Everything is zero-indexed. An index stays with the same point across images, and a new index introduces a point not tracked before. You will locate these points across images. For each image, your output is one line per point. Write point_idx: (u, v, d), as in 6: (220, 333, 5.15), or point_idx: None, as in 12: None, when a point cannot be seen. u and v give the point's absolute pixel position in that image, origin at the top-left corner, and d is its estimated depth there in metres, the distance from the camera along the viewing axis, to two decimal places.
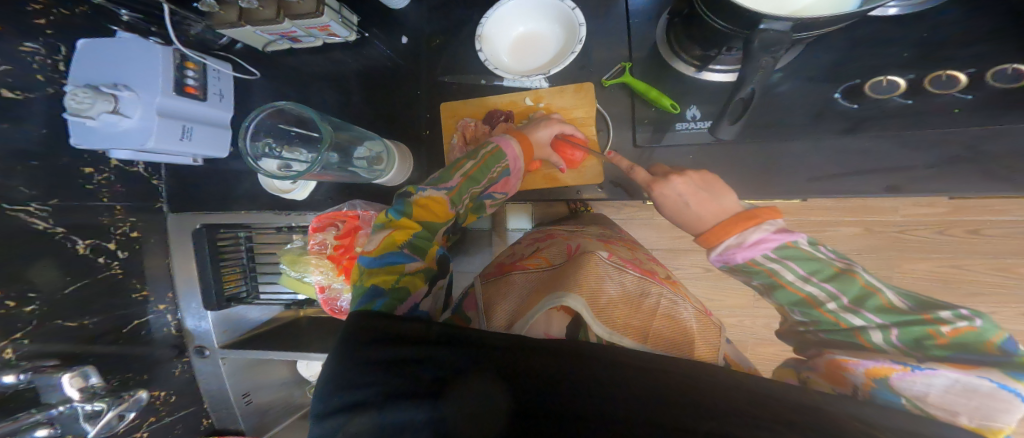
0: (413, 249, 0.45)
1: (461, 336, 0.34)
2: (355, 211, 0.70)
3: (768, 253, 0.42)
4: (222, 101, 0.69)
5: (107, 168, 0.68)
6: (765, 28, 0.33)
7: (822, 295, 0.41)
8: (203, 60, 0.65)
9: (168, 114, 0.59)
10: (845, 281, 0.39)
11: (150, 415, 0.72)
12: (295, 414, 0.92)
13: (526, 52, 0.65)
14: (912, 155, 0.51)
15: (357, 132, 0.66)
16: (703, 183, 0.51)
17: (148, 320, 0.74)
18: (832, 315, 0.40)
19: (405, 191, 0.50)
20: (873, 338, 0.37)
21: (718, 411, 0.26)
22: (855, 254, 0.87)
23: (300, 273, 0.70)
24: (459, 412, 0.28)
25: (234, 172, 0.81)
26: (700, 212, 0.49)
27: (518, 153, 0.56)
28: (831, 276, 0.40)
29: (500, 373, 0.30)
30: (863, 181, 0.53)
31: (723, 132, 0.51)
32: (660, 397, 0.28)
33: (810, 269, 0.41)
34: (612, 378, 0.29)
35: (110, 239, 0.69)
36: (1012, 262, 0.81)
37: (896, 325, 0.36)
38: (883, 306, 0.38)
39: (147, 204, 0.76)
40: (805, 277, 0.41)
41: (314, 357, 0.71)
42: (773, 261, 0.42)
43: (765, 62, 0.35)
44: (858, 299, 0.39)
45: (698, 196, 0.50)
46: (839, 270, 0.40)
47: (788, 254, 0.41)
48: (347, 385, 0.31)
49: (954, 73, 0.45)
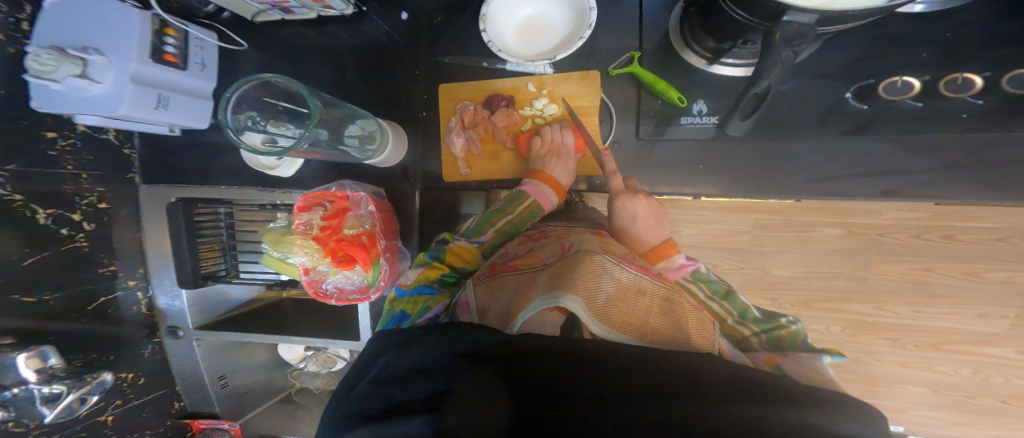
0: (442, 284, 0.55)
1: (454, 341, 0.37)
2: (345, 191, 0.66)
3: (688, 274, 0.56)
4: (205, 70, 0.66)
5: (72, 134, 0.64)
6: (787, 20, 0.32)
7: (723, 311, 0.54)
8: (185, 27, 0.61)
9: (142, 81, 0.55)
10: (732, 299, 0.54)
11: (117, 398, 0.69)
12: (272, 399, 0.91)
13: (533, 35, 0.62)
14: (912, 160, 0.54)
15: (350, 109, 0.63)
16: (655, 213, 0.60)
17: (117, 297, 0.71)
18: (730, 328, 0.52)
19: (443, 238, 0.62)
20: (752, 343, 0.50)
21: (686, 403, 0.28)
22: (834, 255, 0.90)
23: (284, 253, 0.66)
24: (455, 412, 0.31)
25: (216, 144, 0.77)
26: (643, 233, 0.59)
27: (552, 201, 0.63)
28: (724, 295, 0.55)
29: (485, 372, 0.33)
30: (860, 182, 0.57)
31: (733, 129, 0.52)
32: (630, 394, 0.29)
33: (712, 289, 0.56)
34: (583, 373, 0.31)
35: (75, 210, 0.64)
36: (980, 267, 0.85)
37: (764, 331, 0.50)
38: (755, 317, 0.52)
39: (116, 174, 0.72)
40: (710, 295, 0.55)
41: (296, 340, 0.72)
42: (691, 282, 0.56)
43: (784, 56, 0.34)
44: (742, 313, 0.53)
45: (648, 222, 0.59)
46: (728, 291, 0.56)
47: (699, 276, 0.56)
48: (363, 398, 0.35)
49: (970, 76, 0.46)
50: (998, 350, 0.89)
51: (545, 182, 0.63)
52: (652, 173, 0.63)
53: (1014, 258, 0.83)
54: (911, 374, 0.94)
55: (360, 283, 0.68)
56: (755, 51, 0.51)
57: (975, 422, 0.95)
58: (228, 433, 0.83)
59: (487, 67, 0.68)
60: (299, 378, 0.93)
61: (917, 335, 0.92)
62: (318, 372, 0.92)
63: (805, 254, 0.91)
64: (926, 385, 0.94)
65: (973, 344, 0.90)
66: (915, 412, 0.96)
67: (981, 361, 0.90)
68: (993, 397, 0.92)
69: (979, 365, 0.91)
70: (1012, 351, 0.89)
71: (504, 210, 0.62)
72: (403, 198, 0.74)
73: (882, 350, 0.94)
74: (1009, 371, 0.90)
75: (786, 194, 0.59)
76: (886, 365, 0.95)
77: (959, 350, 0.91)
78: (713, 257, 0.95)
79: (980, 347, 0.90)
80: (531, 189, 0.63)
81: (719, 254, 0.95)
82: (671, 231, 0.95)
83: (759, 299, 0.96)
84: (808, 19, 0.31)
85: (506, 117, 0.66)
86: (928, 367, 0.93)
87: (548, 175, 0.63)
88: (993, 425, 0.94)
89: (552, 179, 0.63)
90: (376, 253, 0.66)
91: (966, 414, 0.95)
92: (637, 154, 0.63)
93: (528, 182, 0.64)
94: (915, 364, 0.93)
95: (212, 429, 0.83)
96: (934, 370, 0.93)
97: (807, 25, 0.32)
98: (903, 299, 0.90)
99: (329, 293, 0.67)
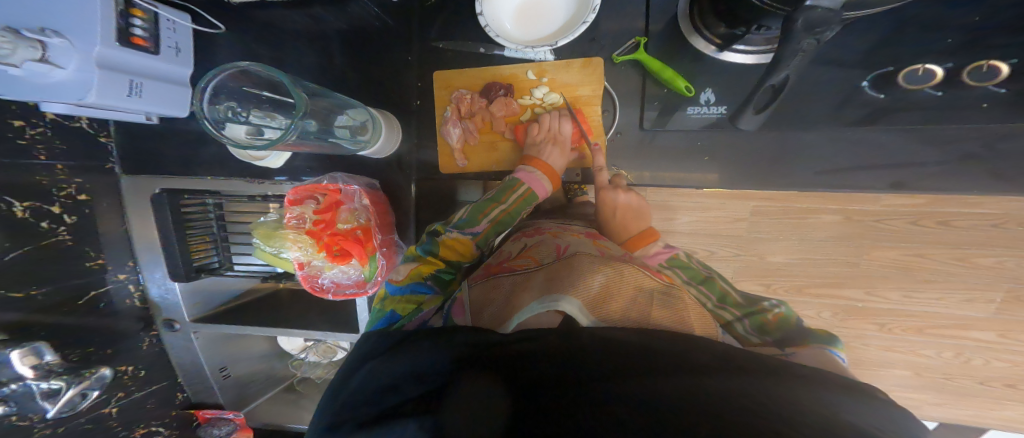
0: (435, 281, 0.55)
1: (451, 345, 0.37)
2: (337, 184, 0.64)
3: (666, 261, 0.56)
4: (180, 55, 0.61)
5: (42, 123, 0.60)
6: (812, 5, 0.29)
7: (703, 296, 0.54)
8: (154, 8, 0.55)
9: (108, 66, 0.51)
10: (710, 284, 0.56)
11: (119, 390, 0.69)
12: (278, 388, 0.94)
13: (532, 20, 0.58)
14: (925, 154, 0.55)
15: (338, 99, 0.60)
16: (636, 206, 0.60)
17: (109, 290, 0.69)
18: (713, 313, 0.53)
19: (434, 230, 0.61)
20: (737, 328, 0.51)
21: (690, 389, 0.30)
22: (829, 240, 0.91)
23: (276, 248, 0.64)
24: (459, 412, 0.31)
25: (198, 135, 0.74)
26: (621, 220, 0.60)
27: (546, 188, 0.62)
28: (703, 280, 0.56)
29: (493, 377, 0.34)
30: (873, 175, 0.57)
31: (745, 124, 0.49)
32: (632, 391, 0.30)
33: (690, 275, 0.56)
34: (585, 375, 0.32)
35: (53, 202, 0.61)
36: (970, 253, 0.87)
37: (747, 317, 0.53)
38: (734, 302, 0.55)
39: (92, 164, 0.69)
40: (689, 280, 0.55)
41: (296, 333, 0.73)
42: (669, 268, 0.56)
43: (806, 44, 0.32)
44: (722, 298, 0.55)
45: (627, 212, 0.60)
46: (705, 277, 0.57)
47: (676, 263, 0.56)
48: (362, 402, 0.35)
49: (997, 64, 0.46)
50: (979, 333, 0.93)
51: (538, 167, 0.61)
52: (655, 164, 0.62)
53: (1004, 244, 0.85)
54: (895, 358, 0.99)
55: (357, 277, 0.67)
56: (769, 38, 0.48)
57: (954, 402, 1.00)
58: (232, 423, 0.85)
59: (484, 53, 0.64)
60: (301, 368, 0.94)
61: (902, 320, 0.95)
62: (318, 362, 0.94)
63: (801, 241, 0.92)
64: (908, 368, 0.99)
65: (955, 328, 0.93)
66: (895, 393, 1.02)
67: (963, 344, 0.94)
68: (968, 378, 0.97)
69: (961, 348, 0.95)
70: (993, 335, 0.93)
71: (498, 199, 0.61)
72: (398, 191, 0.72)
73: (871, 335, 0.98)
74: (988, 354, 0.95)
75: (794, 187, 0.59)
76: (872, 350, 0.99)
77: (942, 334, 0.94)
78: (711, 245, 0.96)
79: (962, 332, 0.93)
80: (525, 176, 0.61)
81: (716, 242, 0.95)
82: (667, 219, 0.94)
83: (753, 284, 0.98)
84: (833, 3, 0.28)
85: (504, 107, 0.64)
86: (911, 350, 0.97)
87: (542, 162, 0.61)
88: (967, 403, 1.00)
89: (548, 167, 0.62)
90: (372, 248, 0.64)
91: (940, 392, 1.00)
92: (638, 144, 0.62)
93: (523, 169, 0.62)
94: (899, 348, 0.98)
95: (218, 419, 0.85)
96: (917, 353, 0.97)
97: (831, 10, 0.29)
98: (895, 284, 0.93)
99: (325, 288, 0.66)
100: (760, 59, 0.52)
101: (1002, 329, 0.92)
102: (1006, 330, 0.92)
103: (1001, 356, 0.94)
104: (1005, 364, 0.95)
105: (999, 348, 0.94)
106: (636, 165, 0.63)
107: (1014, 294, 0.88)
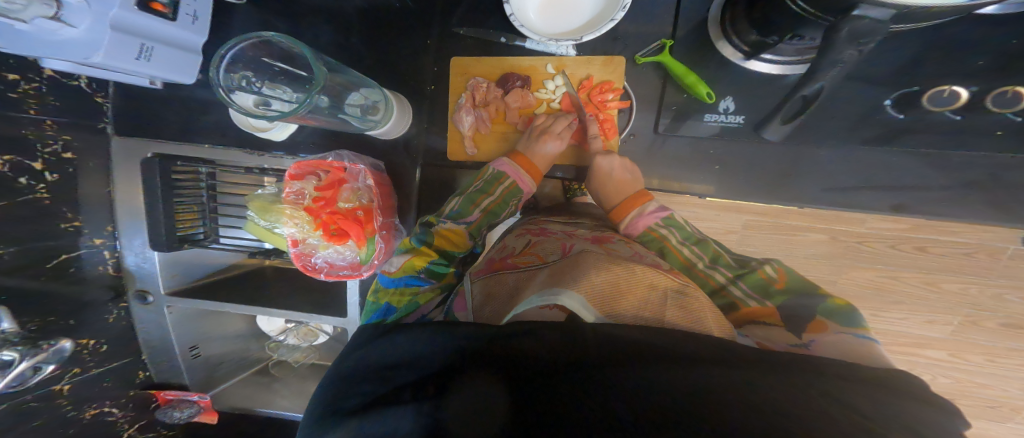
0: (431, 274, 0.55)
1: (449, 335, 0.38)
2: (341, 163, 0.63)
3: (659, 219, 0.59)
4: (195, 23, 0.59)
5: (39, 78, 0.58)
6: (859, 15, 0.29)
7: (695, 258, 0.56)
8: None
9: (124, 29, 0.49)
10: (704, 245, 0.58)
11: (74, 366, 0.64)
12: (250, 369, 0.90)
13: (560, 12, 0.60)
14: (929, 177, 0.58)
15: (352, 75, 0.59)
16: (625, 166, 0.62)
17: (80, 255, 0.65)
18: (704, 273, 0.55)
19: (427, 221, 0.62)
20: (734, 291, 0.52)
21: (687, 381, 0.30)
22: (814, 258, 0.92)
23: (271, 222, 0.62)
24: (455, 413, 0.31)
25: (201, 102, 0.73)
26: (615, 185, 0.62)
27: (530, 185, 0.64)
28: (695, 241, 0.59)
29: (490, 370, 0.34)
30: (875, 196, 0.60)
31: (772, 131, 0.51)
32: (634, 384, 0.30)
33: (684, 235, 0.59)
34: (577, 365, 0.32)
35: (37, 158, 0.58)
36: (940, 279, 0.89)
37: (743, 278, 0.53)
38: (728, 263, 0.56)
39: (85, 122, 0.66)
40: (683, 241, 0.58)
41: (275, 312, 0.72)
42: (663, 227, 0.59)
43: (847, 54, 0.33)
44: (714, 258, 0.57)
45: (622, 174, 0.61)
46: (699, 238, 0.59)
47: (671, 223, 0.59)
48: (358, 392, 0.36)
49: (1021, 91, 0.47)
50: (932, 352, 0.95)
51: (521, 163, 0.63)
52: (675, 168, 0.64)
53: (973, 273, 0.87)
54: None
55: (352, 259, 0.64)
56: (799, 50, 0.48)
57: None
58: (196, 405, 0.80)
59: (505, 43, 0.66)
60: (276, 351, 0.89)
61: None
62: (297, 345, 0.90)
63: (790, 257, 0.93)
64: None
65: (912, 346, 0.96)
66: None
67: (915, 361, 0.96)
68: None
69: (913, 364, 0.97)
70: (943, 353, 0.95)
71: (486, 190, 0.63)
72: (402, 172, 0.72)
73: None
74: (936, 371, 0.96)
75: (800, 200, 0.62)
76: None
77: (898, 351, 0.96)
78: None
79: (917, 349, 0.96)
80: (509, 169, 0.63)
81: None
82: None
83: None
84: (881, 14, 0.29)
85: (520, 98, 0.65)
86: None
87: (528, 159, 0.63)
88: None
89: (530, 163, 0.63)
90: (371, 229, 0.63)
91: None
92: (651, 146, 0.64)
93: (507, 162, 0.64)
94: None
95: (179, 400, 0.79)
96: None
97: (879, 21, 0.29)
98: (869, 304, 0.94)
99: (318, 267, 0.63)
100: (787, 69, 0.53)
101: (954, 350, 0.94)
102: (958, 351, 0.94)
103: (949, 374, 0.96)
104: (951, 381, 0.97)
105: (948, 367, 0.96)
106: (649, 170, 0.65)
107: (972, 318, 0.91)
